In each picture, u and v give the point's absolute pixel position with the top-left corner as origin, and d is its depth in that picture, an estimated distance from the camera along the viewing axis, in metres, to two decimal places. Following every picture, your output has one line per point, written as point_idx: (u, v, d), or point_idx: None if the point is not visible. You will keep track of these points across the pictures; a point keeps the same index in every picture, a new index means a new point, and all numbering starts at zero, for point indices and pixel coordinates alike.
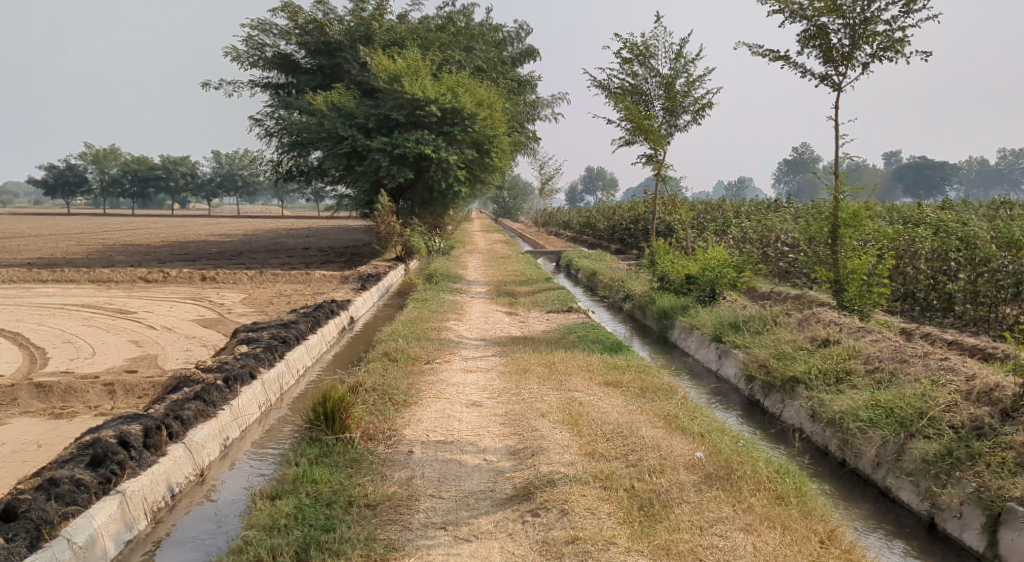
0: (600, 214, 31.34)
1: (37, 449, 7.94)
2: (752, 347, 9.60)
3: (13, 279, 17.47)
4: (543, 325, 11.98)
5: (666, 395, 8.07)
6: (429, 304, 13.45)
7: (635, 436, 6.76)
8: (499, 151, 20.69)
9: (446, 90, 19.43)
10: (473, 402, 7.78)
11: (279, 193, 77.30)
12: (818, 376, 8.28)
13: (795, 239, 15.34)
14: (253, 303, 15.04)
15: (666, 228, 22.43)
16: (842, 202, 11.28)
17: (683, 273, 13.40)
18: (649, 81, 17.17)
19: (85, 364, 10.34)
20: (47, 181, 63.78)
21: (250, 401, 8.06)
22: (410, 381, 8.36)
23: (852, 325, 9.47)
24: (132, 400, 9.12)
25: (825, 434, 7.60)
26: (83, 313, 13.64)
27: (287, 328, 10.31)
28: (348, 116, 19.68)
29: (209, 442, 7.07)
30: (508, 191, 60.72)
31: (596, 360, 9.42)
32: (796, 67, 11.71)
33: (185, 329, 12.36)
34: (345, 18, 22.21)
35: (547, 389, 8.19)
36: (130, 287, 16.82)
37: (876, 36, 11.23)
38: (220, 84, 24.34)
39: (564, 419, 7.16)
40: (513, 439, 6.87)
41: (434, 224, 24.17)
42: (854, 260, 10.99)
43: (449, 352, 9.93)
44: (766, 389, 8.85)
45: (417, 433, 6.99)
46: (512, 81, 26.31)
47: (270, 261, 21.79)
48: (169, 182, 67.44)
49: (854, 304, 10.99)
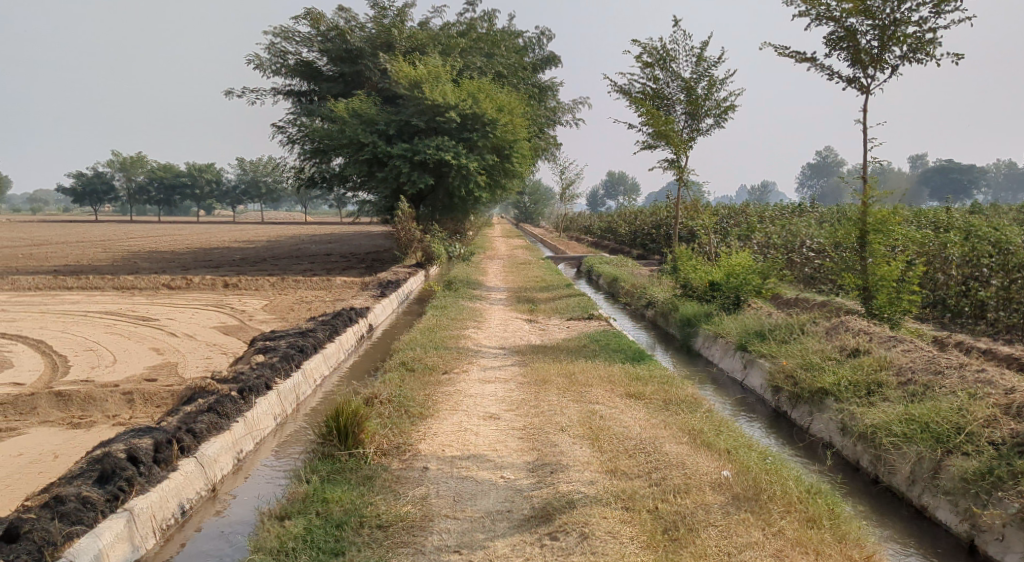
0: (622, 219, 31.06)
1: (53, 460, 7.83)
2: (779, 357, 9.32)
3: (39, 286, 17.49)
4: (564, 333, 11.76)
5: (691, 408, 7.83)
6: (448, 311, 13.26)
7: (658, 452, 6.53)
8: (519, 156, 20.46)
9: (466, 96, 19.28)
10: (490, 414, 7.57)
11: (302, 200, 77.67)
12: (848, 388, 8.01)
13: (822, 244, 15.02)
14: (274, 309, 14.94)
15: (689, 233, 22.13)
16: (870, 207, 10.98)
17: (707, 280, 13.12)
18: (671, 85, 16.91)
19: (105, 372, 10.25)
20: (76, 189, 64.58)
21: (264, 413, 7.92)
22: (427, 392, 8.17)
23: (882, 334, 9.17)
24: (150, 409, 9.00)
25: (856, 449, 7.36)
26: (106, 320, 13.58)
27: (305, 337, 10.16)
28: (369, 123, 19.62)
29: (221, 456, 6.93)
30: (530, 196, 60.48)
31: (618, 370, 9.19)
32: (823, 69, 11.44)
33: (206, 337, 12.26)
34: (366, 25, 22.16)
35: (567, 400, 7.97)
36: (153, 294, 16.79)
37: (906, 38, 10.93)
38: (243, 91, 24.38)
39: (585, 434, 6.94)
40: (531, 455, 6.66)
41: (454, 230, 24.02)
42: (883, 267, 10.66)
43: (468, 361, 9.73)
44: (793, 401, 8.59)
45: (433, 448, 6.80)
46: (533, 87, 26.11)
47: (292, 268, 21.72)
48: (195, 189, 68.07)
49: (884, 312, 10.66)
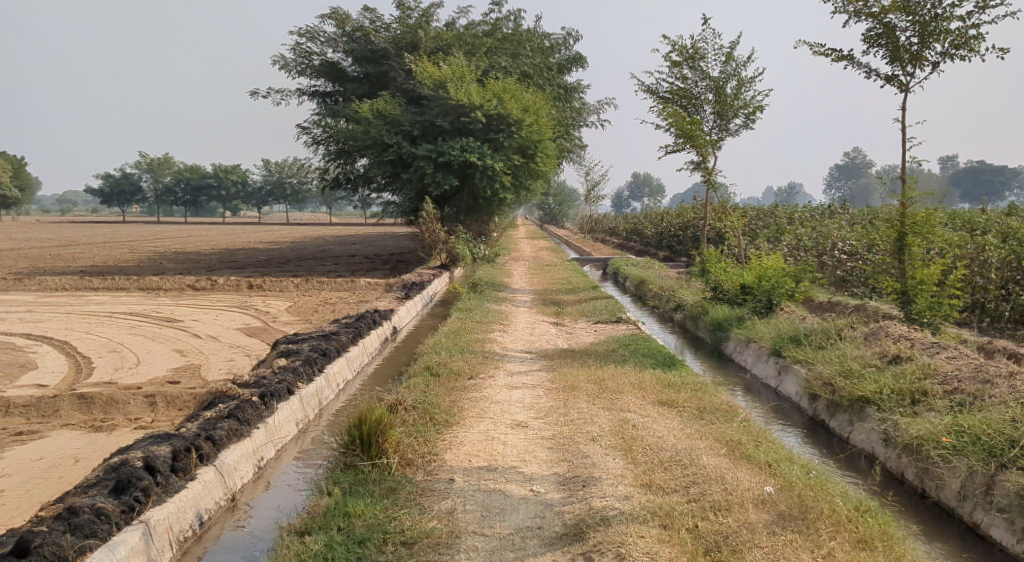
0: (648, 221, 30.64)
1: (74, 464, 7.67)
2: (816, 363, 8.96)
3: (65, 287, 17.47)
4: (592, 337, 11.47)
5: (727, 417, 7.52)
6: (473, 314, 13.01)
7: (695, 465, 6.24)
8: (545, 156, 20.16)
9: (491, 96, 19.03)
10: (518, 422, 7.31)
11: (328, 201, 77.87)
12: (891, 396, 7.67)
13: (856, 247, 14.59)
14: (299, 311, 14.78)
15: (717, 235, 21.73)
16: (910, 209, 10.55)
17: (738, 282, 12.77)
18: (699, 85, 16.57)
19: (129, 374, 10.11)
20: (104, 190, 65.20)
21: (286, 419, 7.72)
22: (452, 398, 7.92)
23: (925, 340, 8.79)
24: (172, 412, 8.83)
25: (900, 460, 7.08)
26: (131, 321, 13.47)
27: (328, 340, 9.96)
28: (394, 123, 19.48)
29: (241, 464, 6.74)
30: (554, 197, 60.15)
31: (648, 376, 8.89)
32: (861, 67, 11.08)
33: (230, 338, 12.11)
34: (391, 26, 22.02)
35: (597, 408, 7.68)
36: (178, 295, 16.71)
37: (948, 34, 10.55)
38: (268, 93, 24.37)
39: (618, 445, 6.66)
40: (561, 466, 6.40)
41: (479, 231, 23.77)
42: (923, 270, 10.24)
43: (494, 366, 9.47)
44: (831, 409, 8.28)
45: (459, 458, 6.57)
46: (559, 88, 25.79)
47: (317, 269, 21.60)
48: (221, 191, 68.52)
49: (924, 317, 10.27)
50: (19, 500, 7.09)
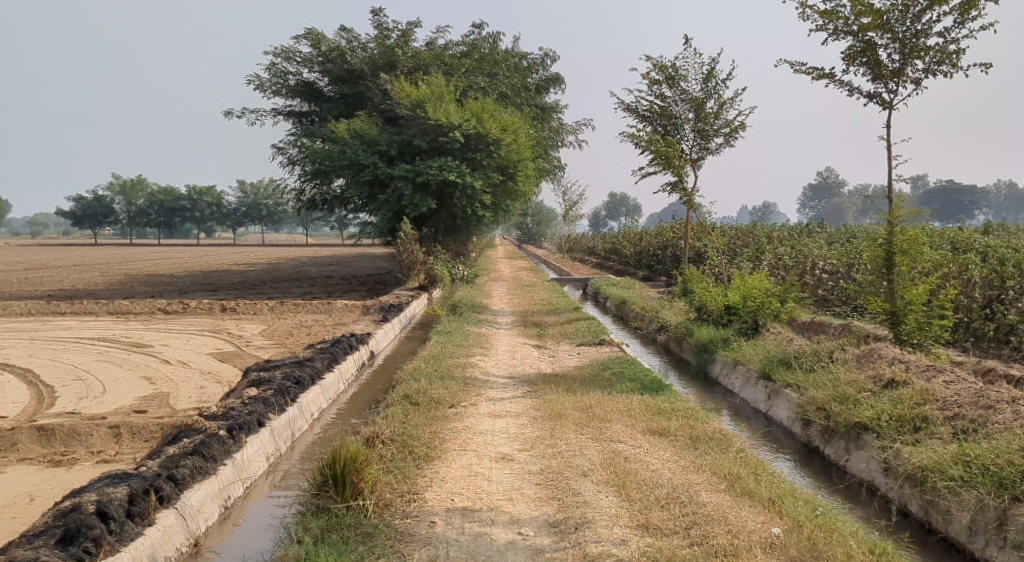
0: (627, 240, 30.38)
1: (29, 503, 7.16)
2: (807, 388, 8.60)
3: (31, 312, 16.81)
4: (575, 361, 11.09)
5: (722, 447, 7.17)
6: (453, 337, 12.59)
7: (694, 504, 5.92)
8: (524, 176, 19.83)
9: (470, 116, 18.68)
10: (503, 455, 6.90)
11: (304, 223, 77.16)
12: (890, 423, 7.33)
13: (837, 266, 14.34)
14: (273, 335, 14.27)
15: (697, 254, 21.49)
16: (896, 227, 10.24)
17: (722, 303, 12.44)
18: (678, 104, 16.32)
19: (94, 403, 9.57)
20: (75, 212, 63.93)
21: (256, 453, 7.28)
22: (433, 429, 7.50)
23: (920, 363, 8.47)
24: (138, 444, 8.32)
25: (903, 491, 6.81)
26: (97, 348, 12.87)
27: (302, 367, 9.48)
28: (371, 144, 19.13)
29: (206, 505, 6.33)
30: (533, 217, 59.96)
31: (637, 402, 8.49)
32: (842, 85, 10.84)
33: (201, 364, 11.58)
34: (368, 45, 21.69)
35: (586, 439, 7.28)
36: (149, 319, 16.11)
37: (928, 50, 10.35)
38: (242, 113, 23.98)
39: (610, 480, 6.29)
40: (551, 505, 6.02)
41: (457, 252, 23.38)
42: (912, 290, 9.88)
43: (475, 393, 9.06)
44: (826, 435, 7.93)
45: (441, 497, 6.15)
46: (536, 108, 25.58)
47: (292, 291, 21.09)
48: (194, 212, 67.64)
49: (913, 338, 9.87)
50: None
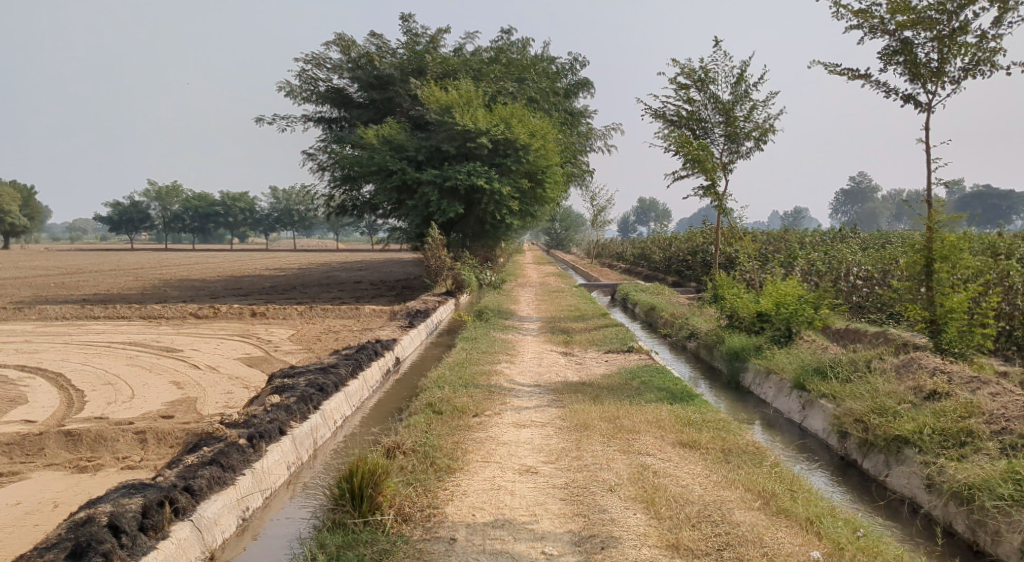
0: (656, 245, 30.08)
1: (52, 510, 7.05)
2: (844, 399, 8.28)
3: (65, 316, 16.88)
4: (603, 369, 10.85)
5: (756, 460, 6.91)
6: (479, 344, 12.39)
7: (728, 523, 5.66)
8: (552, 182, 19.60)
9: (498, 121, 18.52)
10: (527, 467, 6.69)
11: (335, 230, 77.70)
12: (933, 437, 7.02)
13: (873, 272, 13.94)
14: (301, 340, 14.16)
15: (728, 260, 21.13)
16: (936, 233, 9.83)
17: (754, 310, 12.11)
18: (708, 107, 16.03)
19: (122, 408, 9.48)
20: (112, 217, 65.00)
21: (276, 462, 7.11)
22: (456, 439, 7.30)
23: (964, 374, 8.12)
24: (164, 450, 8.20)
25: (948, 509, 6.53)
26: (128, 352, 12.84)
27: (326, 374, 9.34)
28: (399, 149, 19.07)
29: (222, 517, 6.21)
30: (561, 223, 59.83)
31: (666, 413, 8.23)
32: (879, 86, 10.49)
33: (229, 369, 11.48)
34: (397, 51, 21.66)
35: (613, 451, 7.04)
36: (180, 324, 16.10)
37: (968, 48, 10.00)
38: (273, 119, 24.07)
39: (638, 496, 6.06)
40: (576, 522, 5.79)
41: (485, 257, 23.23)
42: (954, 298, 9.50)
43: (500, 402, 8.85)
44: (864, 448, 7.61)
45: (462, 512, 5.96)
46: (564, 113, 25.38)
47: (321, 296, 21.05)
48: (228, 218, 68.30)
49: (954, 347, 9.51)
50: None
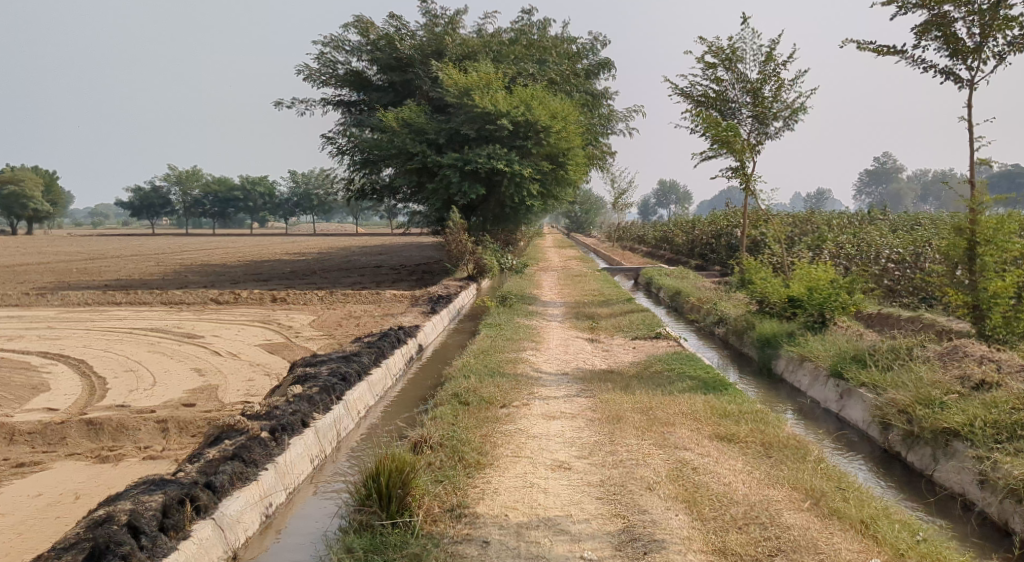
0: (679, 228, 29.62)
1: (74, 502, 6.87)
2: (886, 389, 7.92)
3: (87, 302, 16.78)
4: (631, 356, 10.56)
5: (799, 456, 6.59)
6: (504, 330, 12.10)
7: (777, 527, 5.40)
8: (574, 164, 19.20)
9: (519, 103, 18.13)
10: (560, 463, 6.42)
11: (355, 214, 77.57)
12: (985, 430, 6.67)
13: (907, 255, 13.51)
14: (322, 326, 13.94)
15: (754, 243, 20.67)
16: (980, 215, 9.35)
17: (785, 295, 11.71)
18: (735, 88, 15.60)
19: (144, 396, 9.29)
20: (133, 202, 65.15)
21: (299, 456, 6.89)
22: (485, 432, 7.04)
23: (1013, 363, 7.75)
24: (186, 439, 8.00)
25: (1005, 506, 6.25)
26: (150, 338, 12.67)
27: (348, 363, 9.09)
28: (419, 132, 18.76)
29: (245, 515, 6.01)
30: (581, 205, 59.32)
31: (701, 404, 7.92)
32: (916, 63, 10.05)
33: (251, 356, 11.28)
34: (417, 33, 21.31)
35: (648, 445, 6.75)
36: (201, 309, 15.94)
37: (1011, 21, 9.54)
38: (291, 103, 23.81)
39: (678, 495, 5.79)
40: (615, 523, 5.54)
41: (506, 240, 22.92)
42: (999, 282, 9.09)
43: (528, 391, 8.57)
44: (909, 440, 7.28)
45: (494, 511, 5.72)
46: (586, 95, 24.92)
47: (342, 281, 20.86)
48: (248, 202, 68.20)
49: (998, 334, 9.13)
50: (12, 545, 6.34)
